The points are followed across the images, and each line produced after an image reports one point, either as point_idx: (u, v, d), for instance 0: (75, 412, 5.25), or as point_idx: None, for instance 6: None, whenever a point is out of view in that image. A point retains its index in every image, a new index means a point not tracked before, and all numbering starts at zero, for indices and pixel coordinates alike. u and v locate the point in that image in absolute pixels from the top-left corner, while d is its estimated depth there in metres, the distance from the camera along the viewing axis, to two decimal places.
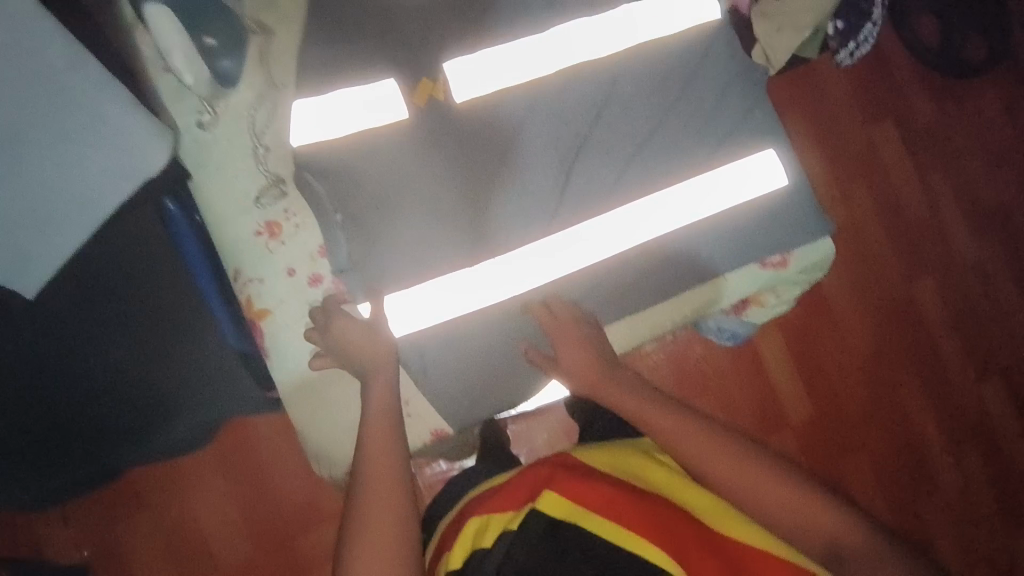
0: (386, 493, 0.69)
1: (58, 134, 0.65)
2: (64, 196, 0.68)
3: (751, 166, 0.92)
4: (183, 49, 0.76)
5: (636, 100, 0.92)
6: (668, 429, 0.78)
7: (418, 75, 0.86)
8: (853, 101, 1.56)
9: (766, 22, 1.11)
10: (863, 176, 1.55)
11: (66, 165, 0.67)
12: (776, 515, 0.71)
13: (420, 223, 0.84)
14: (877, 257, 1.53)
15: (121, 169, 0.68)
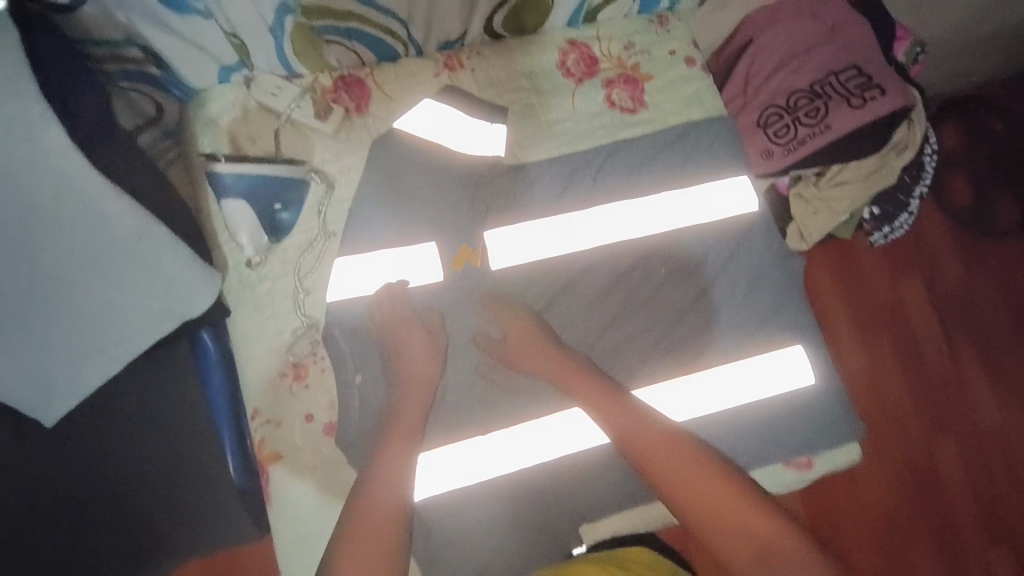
0: (384, 527, 0.68)
1: (109, 279, 0.65)
2: (102, 332, 0.68)
3: (773, 362, 0.93)
4: (253, 225, 0.81)
5: (667, 281, 0.93)
6: (641, 441, 0.75)
7: (459, 240, 0.90)
8: (879, 262, 1.46)
9: (802, 204, 1.13)
10: (886, 335, 1.43)
11: (110, 305, 0.67)
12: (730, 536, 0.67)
13: (440, 385, 0.86)
14: (896, 418, 1.40)
15: (165, 312, 0.68)
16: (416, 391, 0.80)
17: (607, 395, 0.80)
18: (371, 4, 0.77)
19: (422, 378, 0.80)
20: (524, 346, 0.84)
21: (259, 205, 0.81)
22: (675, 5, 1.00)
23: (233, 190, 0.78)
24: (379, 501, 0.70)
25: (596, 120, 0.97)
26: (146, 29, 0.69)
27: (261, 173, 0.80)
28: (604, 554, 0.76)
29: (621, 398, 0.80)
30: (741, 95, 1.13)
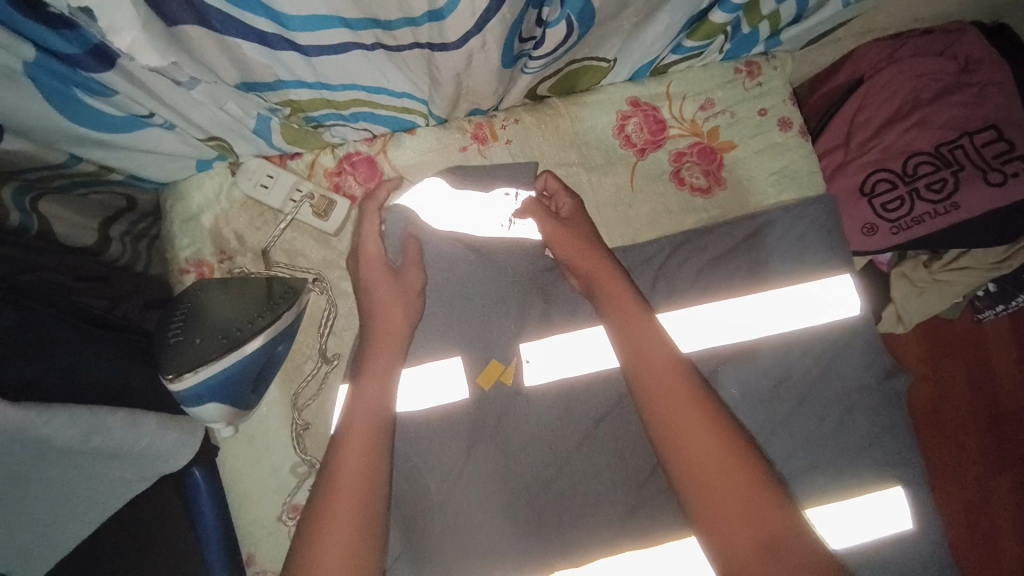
0: (354, 479, 0.57)
1: (52, 472, 0.51)
2: (62, 514, 0.55)
3: (865, 507, 0.77)
4: (231, 410, 0.64)
5: (740, 408, 0.76)
6: (685, 416, 0.60)
7: (488, 355, 0.75)
8: (1001, 334, 1.12)
9: (906, 285, 0.96)
10: (1002, 427, 1.11)
11: (61, 493, 0.53)
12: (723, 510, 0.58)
13: (463, 529, 0.72)
14: (1008, 525, 1.10)
15: (137, 475, 0.58)
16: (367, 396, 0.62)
17: (673, 383, 0.61)
18: (381, 91, 0.60)
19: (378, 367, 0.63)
20: (615, 308, 0.65)
21: (237, 391, 0.64)
22: (771, 50, 0.78)
23: (197, 401, 0.60)
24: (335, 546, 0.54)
25: (660, 202, 0.78)
26: (88, 152, 0.55)
27: (233, 366, 0.61)
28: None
29: (688, 375, 0.62)
30: (841, 147, 0.90)
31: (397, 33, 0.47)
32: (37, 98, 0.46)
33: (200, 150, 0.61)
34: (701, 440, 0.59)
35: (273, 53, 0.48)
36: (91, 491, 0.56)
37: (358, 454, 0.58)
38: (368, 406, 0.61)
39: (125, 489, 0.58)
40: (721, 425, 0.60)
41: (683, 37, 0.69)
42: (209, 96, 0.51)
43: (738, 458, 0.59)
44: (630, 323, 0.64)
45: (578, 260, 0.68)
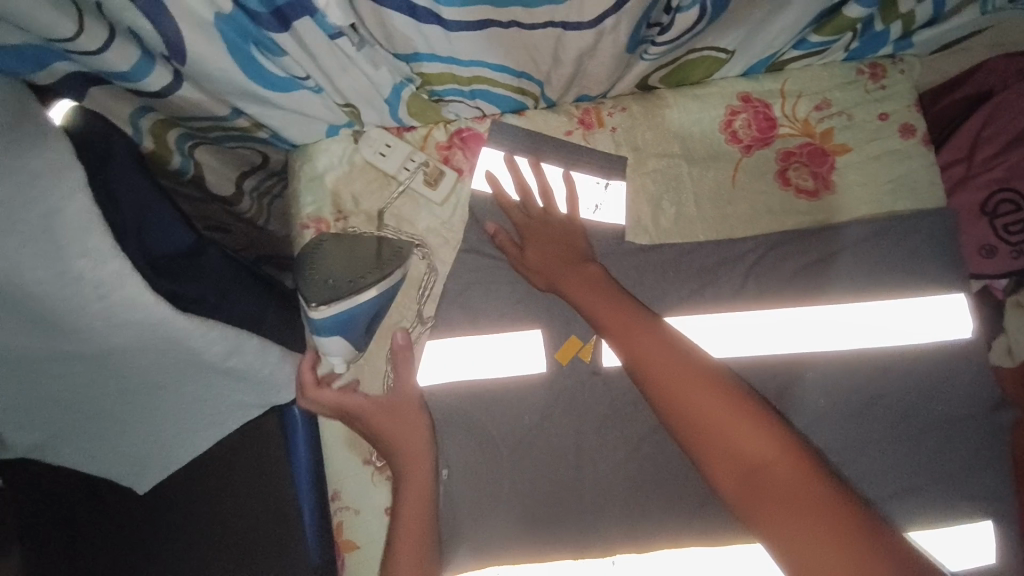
0: (418, 487, 0.69)
1: (193, 379, 0.58)
2: (193, 418, 0.62)
3: (951, 541, 0.73)
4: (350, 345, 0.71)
5: (824, 420, 0.74)
6: (650, 355, 0.62)
7: (568, 331, 0.77)
8: None
9: (1021, 315, 0.90)
10: None
11: (195, 399, 0.61)
12: (697, 429, 0.58)
13: (531, 499, 0.75)
14: None
15: (254, 400, 0.64)
16: (406, 424, 0.71)
17: (639, 331, 0.64)
18: (504, 69, 0.63)
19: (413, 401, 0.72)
20: (618, 321, 0.66)
21: (356, 330, 0.70)
22: (900, 52, 0.75)
23: (328, 332, 0.68)
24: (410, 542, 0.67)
25: (762, 201, 0.77)
26: (248, 107, 0.60)
27: (353, 306, 0.68)
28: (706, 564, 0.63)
29: (655, 325, 0.65)
30: (963, 160, 0.84)
31: (537, 10, 0.50)
32: (221, 52, 0.52)
33: (335, 115, 0.67)
34: (732, 431, 0.56)
35: (419, 26, 0.53)
36: (217, 407, 0.62)
37: (412, 465, 0.70)
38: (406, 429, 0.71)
39: (242, 413, 0.64)
40: (752, 414, 0.57)
41: (808, 31, 0.68)
42: (368, 58, 0.56)
43: (713, 391, 0.59)
44: (590, 286, 0.69)
45: (538, 261, 0.72)
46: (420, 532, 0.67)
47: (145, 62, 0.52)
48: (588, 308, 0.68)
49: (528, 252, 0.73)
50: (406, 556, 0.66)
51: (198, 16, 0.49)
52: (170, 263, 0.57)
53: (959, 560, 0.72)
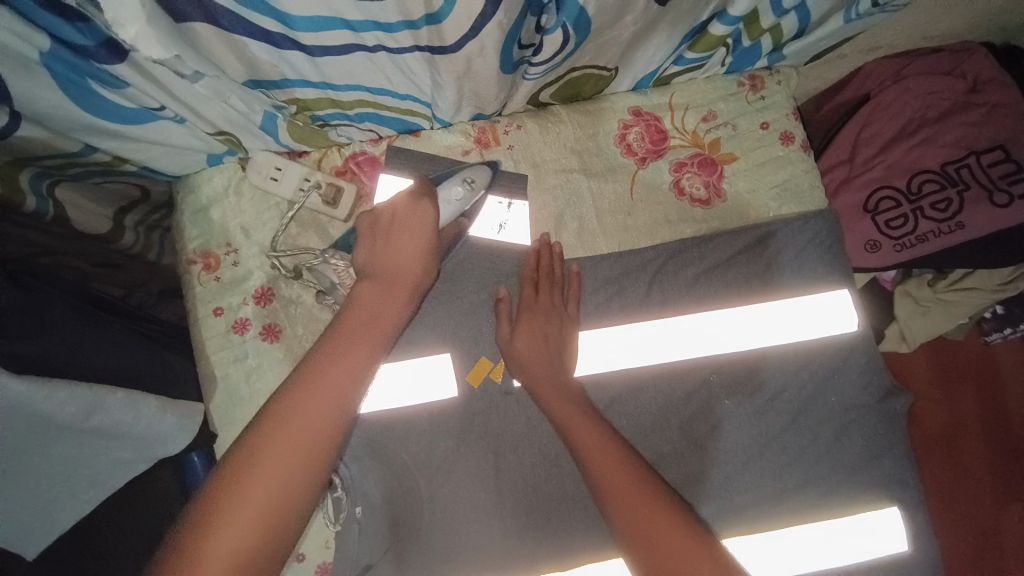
0: (312, 435, 0.47)
1: (58, 438, 0.53)
2: (67, 484, 0.55)
3: (860, 527, 0.76)
4: (448, 212, 0.68)
5: (732, 419, 0.76)
6: (612, 468, 0.63)
7: (478, 352, 0.76)
8: (1009, 356, 1.12)
9: (911, 302, 0.96)
10: (1006, 450, 1.10)
11: (66, 461, 0.54)
12: (658, 548, 0.58)
13: (453, 527, 0.73)
14: (1011, 550, 1.08)
15: (138, 456, 0.58)
16: (349, 355, 0.51)
17: (601, 442, 0.65)
18: (383, 92, 0.61)
19: (375, 341, 0.53)
20: (537, 366, 0.70)
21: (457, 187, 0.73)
22: (774, 64, 0.79)
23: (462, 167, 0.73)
24: (262, 491, 0.45)
25: (660, 212, 0.79)
26: (101, 141, 0.59)
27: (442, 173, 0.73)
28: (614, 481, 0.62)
29: (615, 440, 0.66)
30: (846, 162, 0.90)
31: (398, 35, 0.49)
32: (52, 87, 0.50)
33: (209, 143, 0.66)
34: (629, 496, 0.61)
35: (278, 51, 0.51)
36: (90, 472, 0.56)
37: (342, 383, 0.49)
38: (343, 371, 0.50)
39: (122, 472, 0.58)
40: (639, 472, 0.64)
41: (684, 49, 0.71)
42: (213, 90, 0.54)
43: (671, 513, 0.61)
44: (556, 386, 0.70)
45: (522, 347, 0.71)
46: (280, 492, 0.45)
47: None
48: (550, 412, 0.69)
49: (519, 333, 0.72)
50: (247, 509, 0.45)
51: (18, 54, 0.46)
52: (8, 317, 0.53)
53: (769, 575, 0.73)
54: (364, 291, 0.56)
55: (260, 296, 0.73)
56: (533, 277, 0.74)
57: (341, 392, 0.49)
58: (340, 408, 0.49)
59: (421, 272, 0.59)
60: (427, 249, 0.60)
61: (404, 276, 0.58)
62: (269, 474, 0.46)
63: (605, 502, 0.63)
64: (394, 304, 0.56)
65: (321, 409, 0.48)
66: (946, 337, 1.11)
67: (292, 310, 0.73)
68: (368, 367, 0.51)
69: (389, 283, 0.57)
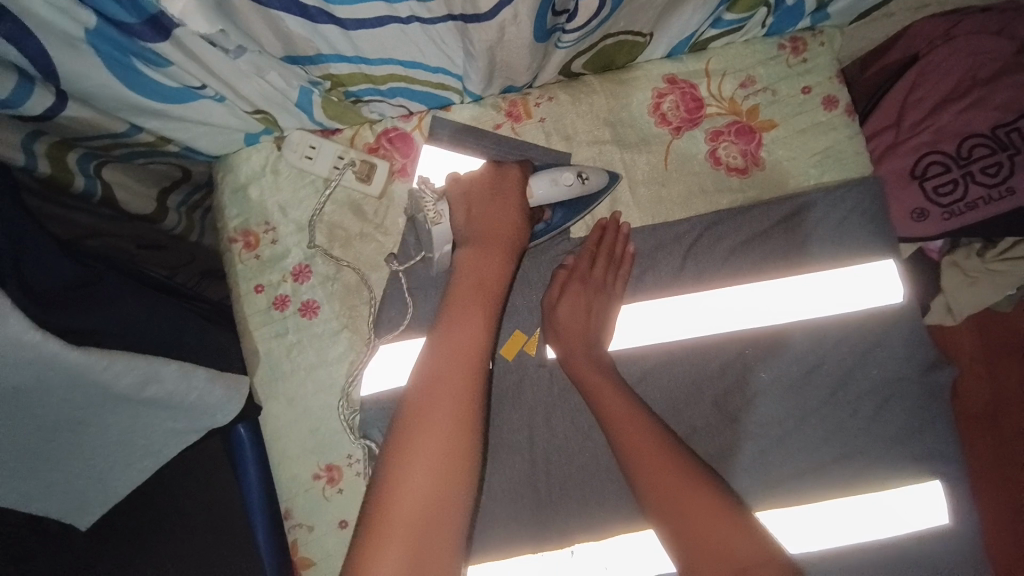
0: (455, 417, 0.50)
1: (115, 410, 0.55)
2: (127, 446, 0.59)
3: (899, 501, 0.74)
4: (554, 192, 0.69)
5: (768, 393, 0.75)
6: (642, 444, 0.63)
7: (512, 325, 0.77)
8: None
9: (958, 274, 0.93)
10: None
11: (126, 429, 0.57)
12: (688, 522, 0.59)
13: (489, 496, 0.75)
14: None
15: (191, 425, 0.61)
16: (469, 316, 0.55)
17: (635, 419, 0.65)
18: (415, 66, 0.61)
19: (483, 303, 0.57)
20: (572, 334, 0.71)
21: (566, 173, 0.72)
22: (817, 24, 0.76)
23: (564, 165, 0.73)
24: (420, 479, 0.48)
25: (695, 182, 0.77)
26: (146, 120, 0.60)
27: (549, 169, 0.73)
28: (644, 458, 0.63)
29: (650, 422, 0.65)
30: (892, 127, 0.85)
31: (432, 4, 0.49)
32: (99, 65, 0.51)
33: (247, 121, 0.66)
34: (660, 471, 0.62)
35: (314, 25, 0.51)
36: (148, 437, 0.59)
37: (468, 339, 0.54)
38: (467, 343, 0.54)
39: (178, 439, 0.61)
40: (671, 450, 0.63)
41: (722, 10, 0.68)
42: (253, 65, 0.55)
43: (702, 487, 0.61)
44: (585, 359, 0.70)
45: (565, 318, 0.72)
46: (439, 474, 0.49)
47: (23, 85, 0.50)
48: (580, 383, 0.69)
49: (558, 308, 0.72)
50: (417, 456, 0.49)
51: (68, 34, 0.47)
52: (60, 295, 0.54)
53: (800, 546, 0.73)
54: (466, 261, 0.59)
55: (298, 274, 0.74)
56: (593, 246, 0.74)
57: (468, 351, 0.53)
58: (473, 382, 0.52)
59: (517, 234, 0.63)
60: (518, 215, 0.64)
61: (499, 243, 0.61)
62: (424, 462, 0.49)
63: (633, 478, 0.63)
64: (493, 270, 0.59)
65: (454, 392, 0.51)
66: (993, 309, 1.07)
67: (330, 286, 0.74)
68: (484, 334, 0.55)
69: (490, 248, 0.60)
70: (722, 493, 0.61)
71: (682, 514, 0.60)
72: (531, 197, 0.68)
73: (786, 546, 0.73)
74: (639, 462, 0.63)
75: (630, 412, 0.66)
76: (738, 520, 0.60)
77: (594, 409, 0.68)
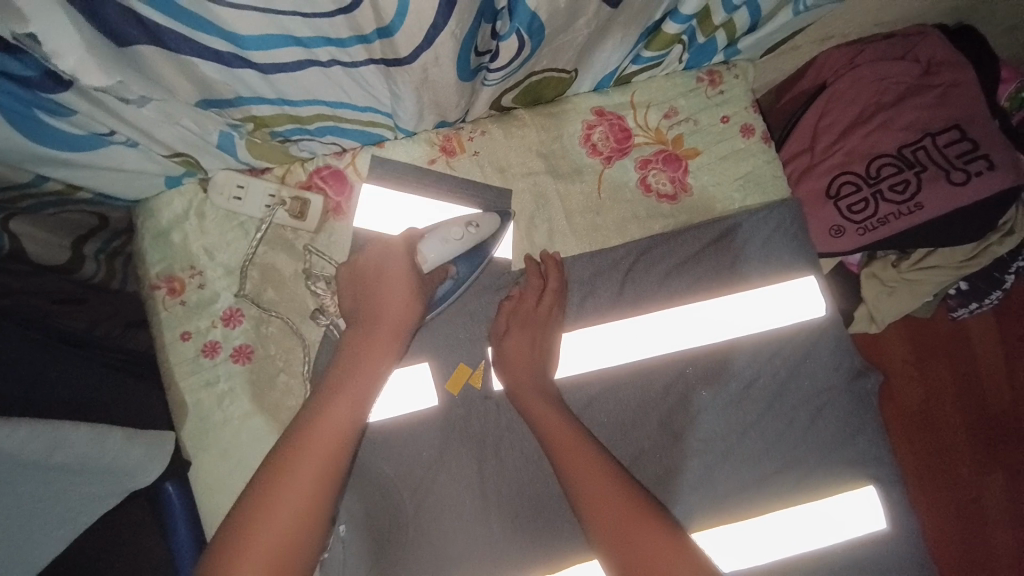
0: (301, 495, 0.54)
1: (24, 484, 0.51)
2: (36, 523, 0.54)
3: (838, 505, 0.77)
4: (447, 251, 0.68)
5: (710, 409, 0.77)
6: (591, 477, 0.63)
7: (457, 358, 0.76)
8: (977, 331, 1.16)
9: (877, 285, 0.99)
10: (978, 422, 1.14)
11: (35, 503, 0.52)
12: (631, 561, 0.59)
13: (439, 537, 0.73)
14: (986, 518, 1.12)
15: (108, 490, 0.57)
16: (338, 397, 0.59)
17: (584, 451, 0.65)
18: (341, 106, 0.61)
19: (365, 389, 0.60)
20: (521, 369, 0.72)
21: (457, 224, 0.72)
22: (731, 59, 0.80)
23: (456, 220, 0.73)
24: (255, 552, 0.51)
25: (628, 209, 0.79)
26: (55, 170, 0.58)
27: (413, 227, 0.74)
28: (592, 493, 0.63)
29: (600, 455, 0.65)
30: (807, 151, 0.92)
31: (351, 49, 0.49)
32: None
33: (166, 166, 0.64)
34: (608, 505, 0.62)
35: (230, 70, 0.50)
36: (59, 510, 0.54)
37: (335, 420, 0.57)
38: (337, 421, 0.57)
39: (94, 507, 0.57)
40: (619, 481, 0.63)
41: (640, 48, 0.72)
42: (166, 110, 0.53)
43: (650, 521, 0.61)
44: (530, 391, 0.70)
45: (512, 350, 0.72)
46: (276, 546, 0.52)
47: None
48: (532, 419, 0.69)
49: (507, 339, 0.73)
50: (259, 528, 0.52)
51: None
52: None
53: (747, 559, 0.75)
54: (354, 343, 0.62)
55: (229, 318, 0.71)
56: (538, 283, 0.74)
57: (334, 434, 0.56)
58: (328, 460, 0.56)
59: (410, 317, 0.64)
60: (411, 294, 0.64)
61: (388, 322, 0.63)
62: (263, 537, 0.52)
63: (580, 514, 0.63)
64: (381, 355, 0.62)
65: (311, 477, 0.55)
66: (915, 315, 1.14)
67: (263, 330, 0.72)
68: (352, 418, 0.58)
69: (376, 331, 0.62)
70: (671, 525, 0.62)
71: (630, 549, 0.60)
72: (425, 262, 0.67)
73: (743, 557, 0.74)
74: (583, 499, 0.63)
75: (578, 443, 0.66)
76: (684, 553, 0.60)
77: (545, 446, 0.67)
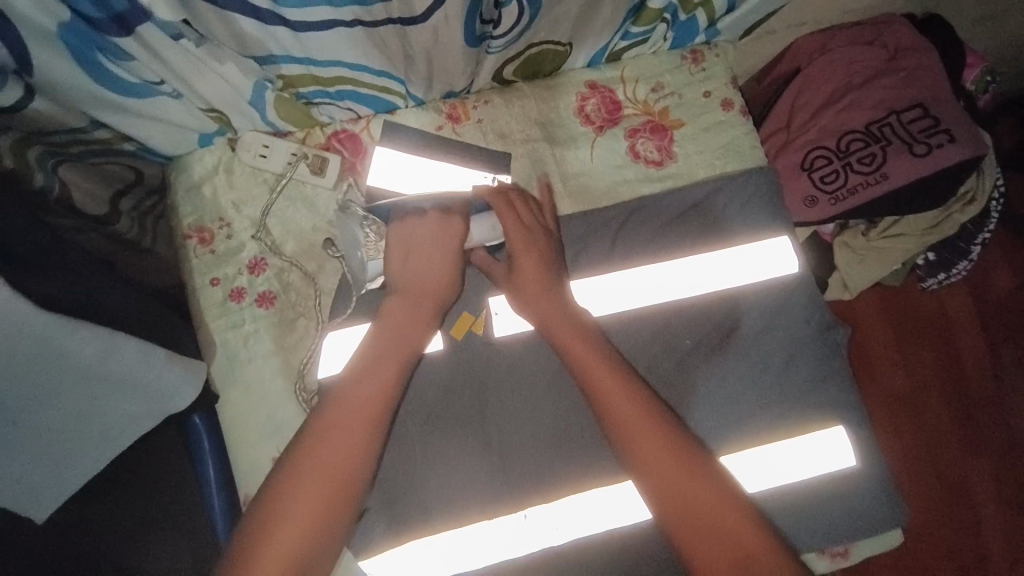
0: (347, 445, 0.62)
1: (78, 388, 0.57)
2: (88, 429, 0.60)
3: (811, 444, 0.84)
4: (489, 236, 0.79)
5: (693, 356, 0.84)
6: (619, 397, 0.69)
7: (461, 306, 0.83)
8: (947, 302, 1.23)
9: (849, 252, 1.06)
10: (952, 387, 1.21)
11: (87, 408, 0.59)
12: (656, 476, 0.66)
13: (444, 468, 0.79)
14: (962, 479, 1.17)
15: (149, 409, 0.63)
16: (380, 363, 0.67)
17: (613, 373, 0.70)
18: (361, 69, 0.68)
19: (400, 351, 0.68)
20: (536, 297, 0.75)
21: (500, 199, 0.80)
22: (712, 39, 0.88)
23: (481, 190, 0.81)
24: (308, 493, 0.60)
25: (618, 174, 0.87)
26: (106, 116, 0.65)
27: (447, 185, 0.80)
28: (619, 409, 0.68)
29: (629, 375, 0.71)
30: (785, 128, 0.99)
31: (373, 9, 0.56)
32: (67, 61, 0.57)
33: (203, 121, 0.72)
34: (637, 421, 0.68)
35: (267, 28, 0.57)
36: (107, 420, 0.61)
37: (375, 380, 0.65)
38: (376, 381, 0.66)
39: (135, 423, 0.62)
40: (644, 399, 0.69)
41: (629, 24, 0.80)
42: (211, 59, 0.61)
43: (672, 442, 0.67)
44: (557, 314, 0.74)
45: (528, 274, 0.75)
46: (325, 490, 0.60)
47: None
48: (560, 342, 0.73)
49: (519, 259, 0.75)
50: (313, 474, 0.60)
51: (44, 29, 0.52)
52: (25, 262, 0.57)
53: None
54: (390, 311, 0.70)
55: (253, 266, 0.78)
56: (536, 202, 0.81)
57: (373, 389, 0.65)
58: (367, 418, 0.64)
59: (444, 287, 0.72)
60: (446, 267, 0.72)
61: (425, 296, 0.71)
62: (314, 482, 0.60)
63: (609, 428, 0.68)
64: (418, 324, 0.70)
65: (347, 426, 0.63)
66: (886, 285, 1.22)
67: (284, 278, 0.78)
68: (393, 378, 0.66)
69: (410, 301, 0.71)
70: (687, 443, 0.68)
71: (657, 466, 0.66)
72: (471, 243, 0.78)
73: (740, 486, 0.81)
74: (613, 418, 0.68)
75: (609, 368, 0.70)
76: (702, 471, 0.66)
77: (575, 369, 0.71)
